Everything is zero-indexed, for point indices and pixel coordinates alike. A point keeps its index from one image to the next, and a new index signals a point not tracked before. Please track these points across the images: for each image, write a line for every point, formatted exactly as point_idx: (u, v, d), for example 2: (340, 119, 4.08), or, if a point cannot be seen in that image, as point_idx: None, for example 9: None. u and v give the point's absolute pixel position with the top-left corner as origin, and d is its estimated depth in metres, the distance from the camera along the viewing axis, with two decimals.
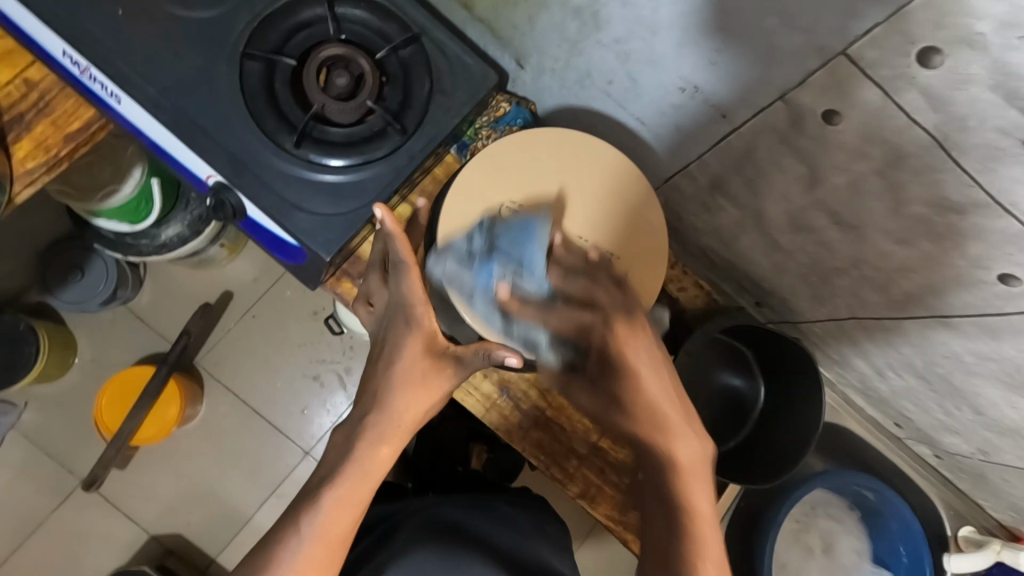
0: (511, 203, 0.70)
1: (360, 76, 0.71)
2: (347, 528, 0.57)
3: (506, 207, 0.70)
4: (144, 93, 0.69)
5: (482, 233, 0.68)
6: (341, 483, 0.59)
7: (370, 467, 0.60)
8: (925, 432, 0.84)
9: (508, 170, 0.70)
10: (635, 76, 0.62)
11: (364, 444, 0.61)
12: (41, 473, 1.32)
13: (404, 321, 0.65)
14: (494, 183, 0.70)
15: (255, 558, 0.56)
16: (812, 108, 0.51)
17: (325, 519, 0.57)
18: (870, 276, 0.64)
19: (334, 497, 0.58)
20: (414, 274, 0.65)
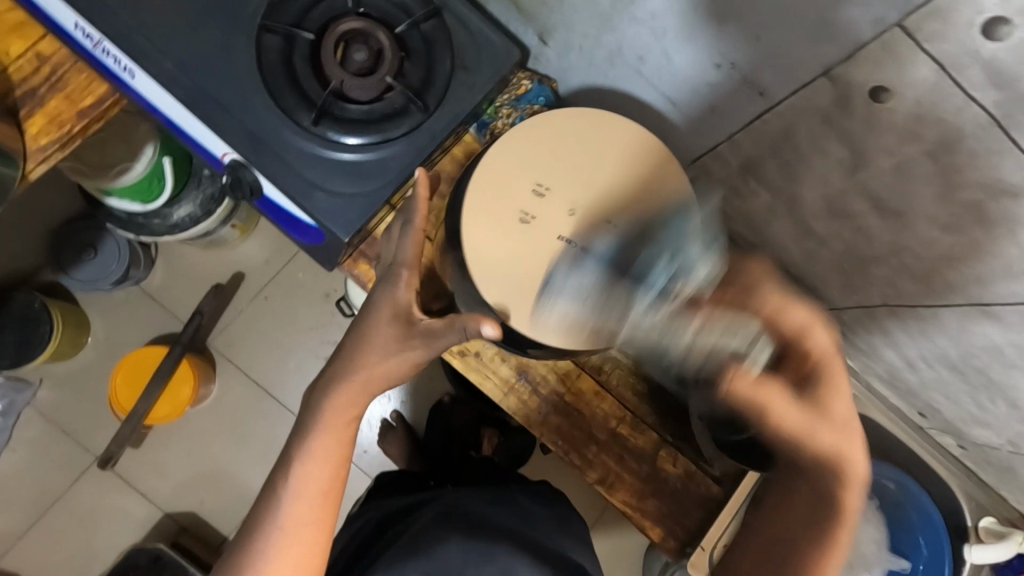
0: (539, 185, 0.68)
1: (380, 51, 0.69)
2: (326, 479, 0.61)
3: (533, 189, 0.68)
4: (160, 68, 0.67)
5: (518, 220, 0.67)
6: (309, 444, 0.62)
7: (337, 419, 0.63)
8: (953, 423, 0.83)
9: (535, 152, 0.69)
10: (669, 52, 0.59)
11: (329, 400, 0.63)
12: (57, 450, 1.34)
13: (388, 278, 0.66)
14: (523, 166, 0.68)
15: (256, 512, 0.62)
16: (861, 84, 0.49)
17: (306, 472, 0.61)
18: (909, 265, 0.62)
19: (308, 453, 0.62)
20: (415, 238, 0.65)
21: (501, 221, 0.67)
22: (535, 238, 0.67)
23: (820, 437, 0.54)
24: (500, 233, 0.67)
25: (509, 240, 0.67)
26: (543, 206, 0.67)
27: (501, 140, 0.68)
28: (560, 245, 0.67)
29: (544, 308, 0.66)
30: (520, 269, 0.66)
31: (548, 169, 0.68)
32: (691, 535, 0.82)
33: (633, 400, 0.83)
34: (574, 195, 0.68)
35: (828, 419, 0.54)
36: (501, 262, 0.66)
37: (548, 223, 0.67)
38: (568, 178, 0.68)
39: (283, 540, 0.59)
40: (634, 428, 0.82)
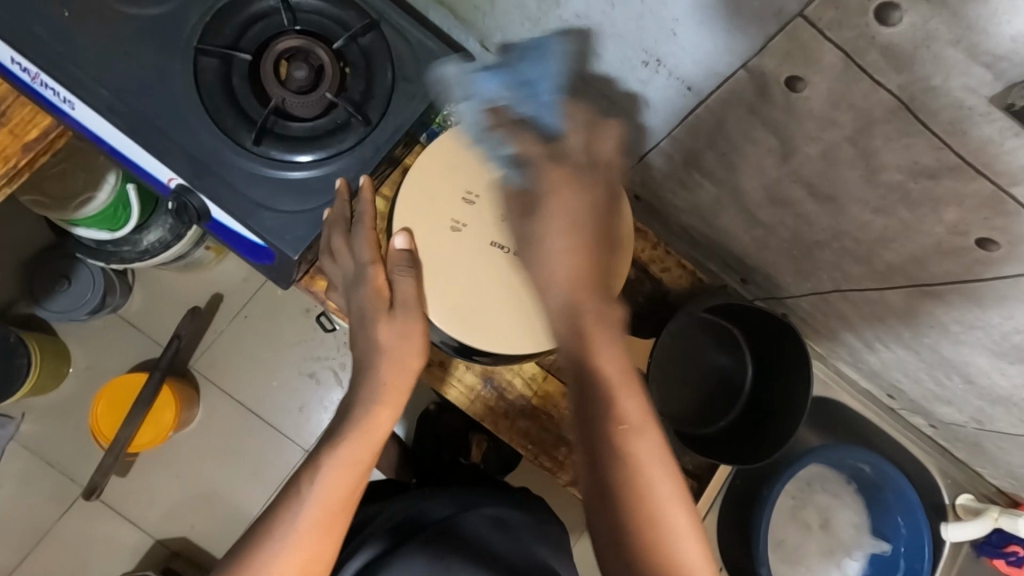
0: (468, 193, 0.70)
1: (320, 68, 0.69)
2: (349, 488, 0.60)
3: (463, 197, 0.70)
4: (97, 97, 0.67)
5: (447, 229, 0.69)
6: (340, 452, 0.61)
7: (373, 427, 0.63)
8: (918, 402, 0.82)
9: (460, 163, 0.70)
10: (598, 51, 0.60)
11: (365, 414, 0.63)
12: (43, 484, 1.33)
13: (356, 283, 0.66)
14: (450, 176, 0.70)
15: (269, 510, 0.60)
16: (776, 75, 0.49)
17: (331, 477, 0.60)
18: (852, 248, 0.62)
19: (337, 459, 0.60)
20: (368, 238, 0.67)
21: (431, 232, 0.69)
22: (469, 245, 0.69)
23: (573, 280, 0.48)
24: (433, 245, 0.69)
25: (445, 251, 0.69)
26: (475, 213, 0.70)
27: (424, 154, 0.70)
28: (496, 253, 0.69)
29: (485, 315, 0.68)
30: (456, 277, 0.69)
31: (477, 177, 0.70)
32: None
33: None
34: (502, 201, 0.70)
35: (565, 243, 0.49)
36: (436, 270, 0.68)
37: (481, 230, 0.69)
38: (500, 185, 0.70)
39: (292, 548, 0.57)
40: None
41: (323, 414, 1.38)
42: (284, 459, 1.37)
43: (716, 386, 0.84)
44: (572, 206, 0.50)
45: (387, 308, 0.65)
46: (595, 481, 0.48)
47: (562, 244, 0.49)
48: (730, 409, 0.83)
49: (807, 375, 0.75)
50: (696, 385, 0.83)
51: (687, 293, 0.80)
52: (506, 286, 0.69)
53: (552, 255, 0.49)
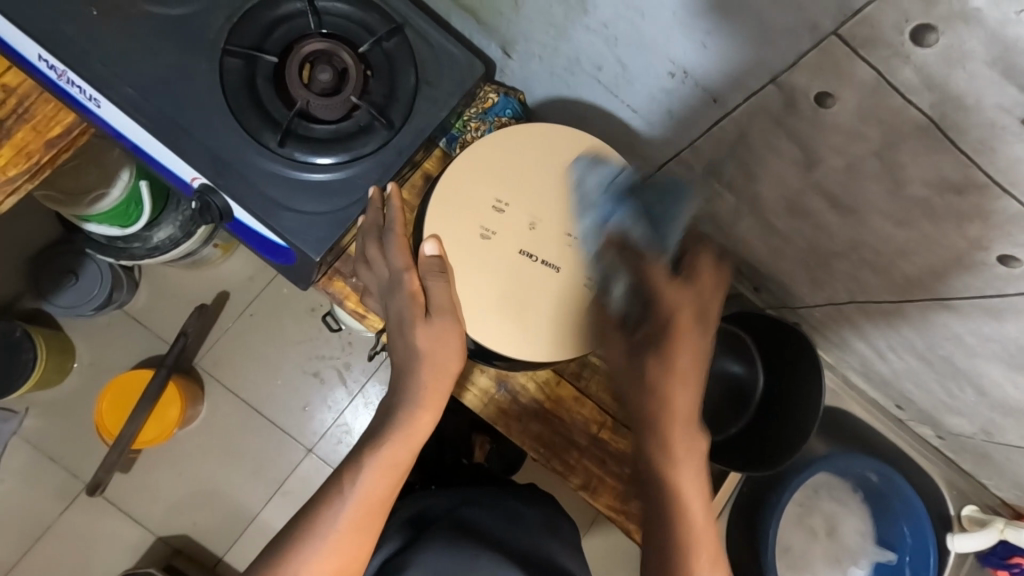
0: (499, 201, 0.69)
1: (344, 70, 0.70)
2: (387, 490, 0.63)
3: (494, 205, 0.69)
4: (122, 95, 0.67)
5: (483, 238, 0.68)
6: (382, 453, 0.63)
7: (413, 432, 0.65)
8: (927, 412, 0.83)
9: (494, 170, 0.69)
10: (624, 61, 0.61)
11: (405, 420, 0.65)
12: (46, 479, 1.33)
13: (394, 290, 0.67)
14: (483, 183, 0.69)
15: (307, 511, 0.62)
16: (805, 89, 0.50)
17: (369, 480, 0.62)
18: (870, 260, 0.63)
19: (375, 462, 0.63)
20: (400, 242, 0.67)
21: (462, 239, 0.68)
22: (499, 254, 0.68)
23: (675, 382, 0.58)
24: (464, 253, 0.68)
25: (475, 259, 0.68)
26: (504, 220, 0.69)
27: (458, 160, 0.69)
28: (523, 261, 0.69)
29: (513, 325, 0.68)
30: (484, 285, 0.68)
31: (508, 185, 0.69)
32: None
33: (614, 403, 0.84)
34: (532, 211, 0.69)
35: (686, 353, 0.58)
36: (466, 277, 0.68)
37: (510, 239, 0.69)
38: (529, 193, 0.70)
39: (329, 548, 0.59)
40: (615, 432, 0.83)
41: (327, 413, 1.38)
42: (287, 457, 1.37)
43: (727, 393, 0.83)
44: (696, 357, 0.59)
45: (424, 314, 0.65)
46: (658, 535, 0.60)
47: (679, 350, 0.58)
48: (738, 416, 0.83)
49: (817, 384, 0.77)
50: (707, 392, 0.83)
51: None
52: (533, 296, 0.68)
53: (676, 380, 0.58)
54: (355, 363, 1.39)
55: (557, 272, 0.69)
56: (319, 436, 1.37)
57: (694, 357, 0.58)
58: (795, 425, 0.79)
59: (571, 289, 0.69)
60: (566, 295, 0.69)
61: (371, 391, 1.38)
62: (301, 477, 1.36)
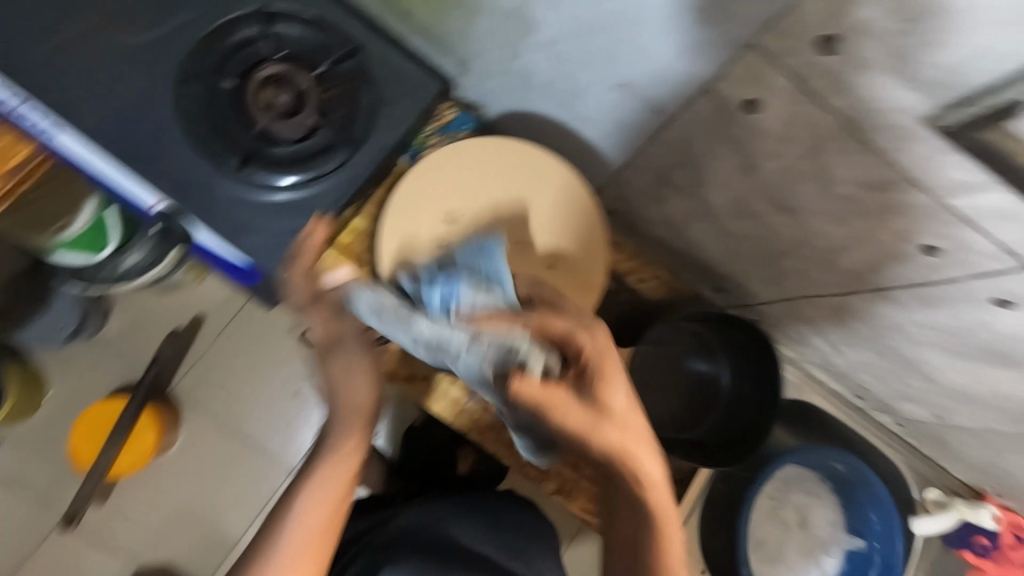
0: (452, 216, 0.72)
1: (302, 93, 0.72)
2: (324, 520, 0.60)
3: (446, 221, 0.72)
4: (81, 122, 0.68)
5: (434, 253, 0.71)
6: (312, 483, 0.61)
7: (342, 453, 0.63)
8: (884, 401, 0.86)
9: (446, 182, 0.73)
10: (571, 75, 0.63)
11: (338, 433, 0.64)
12: (18, 514, 1.30)
13: None
14: (436, 201, 0.72)
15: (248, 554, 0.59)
16: (736, 98, 0.53)
17: (304, 511, 0.60)
18: (815, 256, 0.65)
19: (307, 493, 0.60)
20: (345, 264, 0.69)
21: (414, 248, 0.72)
22: None
23: (623, 444, 0.51)
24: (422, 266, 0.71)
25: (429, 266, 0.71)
26: (458, 234, 0.72)
27: (413, 171, 0.72)
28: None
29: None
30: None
31: (463, 197, 0.73)
32: None
33: None
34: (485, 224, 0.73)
35: (624, 406, 0.50)
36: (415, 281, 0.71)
37: None
38: (483, 207, 0.73)
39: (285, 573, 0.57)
40: None
41: (308, 432, 1.38)
42: (267, 480, 1.36)
43: (692, 390, 0.87)
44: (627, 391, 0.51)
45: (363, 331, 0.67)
46: None
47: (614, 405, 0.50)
48: (707, 415, 0.87)
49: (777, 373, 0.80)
50: (676, 390, 0.87)
51: (668, 303, 0.83)
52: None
53: (616, 411, 0.50)
54: None
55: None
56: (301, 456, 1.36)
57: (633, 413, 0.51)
58: (756, 418, 0.82)
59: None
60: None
61: None
62: None
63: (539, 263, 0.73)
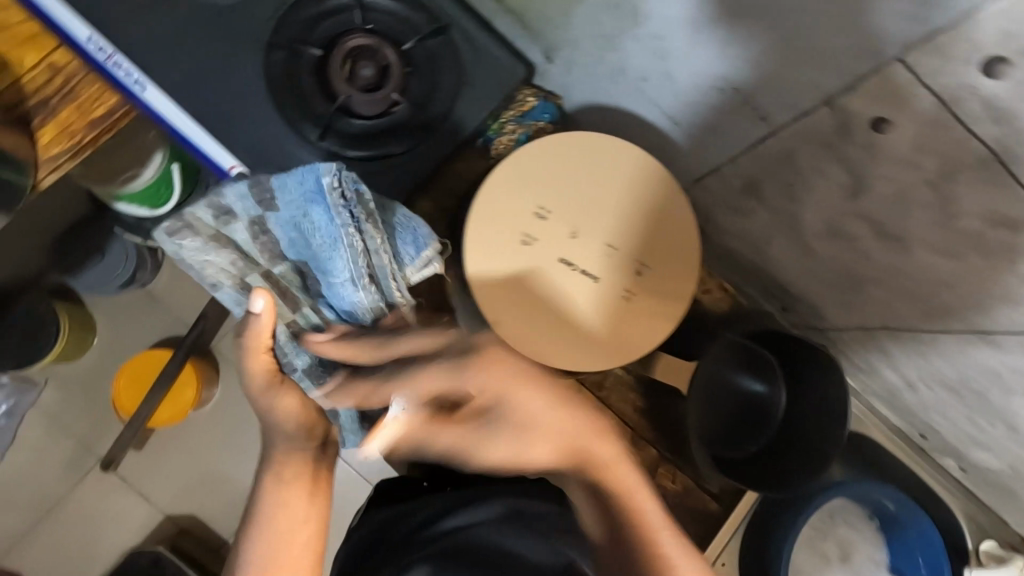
0: (539, 209, 0.69)
1: (386, 67, 0.70)
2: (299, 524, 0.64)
3: (534, 213, 0.69)
4: (168, 80, 0.68)
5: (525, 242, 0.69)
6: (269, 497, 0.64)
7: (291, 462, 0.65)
8: (952, 445, 0.81)
9: (538, 176, 0.69)
10: (671, 72, 0.60)
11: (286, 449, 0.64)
12: (60, 451, 1.35)
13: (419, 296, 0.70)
14: (523, 192, 0.69)
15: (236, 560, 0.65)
16: (861, 114, 0.49)
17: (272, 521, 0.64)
18: (909, 288, 0.61)
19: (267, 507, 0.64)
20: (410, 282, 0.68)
21: (501, 244, 0.69)
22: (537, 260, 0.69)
23: (553, 424, 0.62)
24: (508, 259, 0.69)
25: (512, 265, 0.69)
26: (545, 229, 0.69)
27: (503, 163, 0.69)
28: (563, 269, 0.69)
29: (545, 333, 0.69)
30: (519, 292, 0.69)
31: (553, 192, 0.69)
32: None
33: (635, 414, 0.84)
34: (575, 220, 0.69)
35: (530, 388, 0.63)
36: (498, 281, 0.69)
37: (552, 247, 0.69)
38: (572, 201, 0.69)
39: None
40: (633, 445, 0.84)
41: None
42: None
43: (748, 411, 0.82)
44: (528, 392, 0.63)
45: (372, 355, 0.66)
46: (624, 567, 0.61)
47: (515, 388, 0.62)
48: (756, 437, 0.81)
49: (840, 393, 0.75)
50: (729, 407, 0.81)
51: (724, 316, 0.84)
52: (568, 305, 0.69)
53: (525, 398, 0.62)
54: None
55: (593, 281, 0.70)
56: None
57: (538, 397, 0.62)
58: (816, 442, 0.77)
59: (607, 299, 0.70)
60: (602, 305, 0.70)
61: None
62: None
63: (627, 267, 0.70)
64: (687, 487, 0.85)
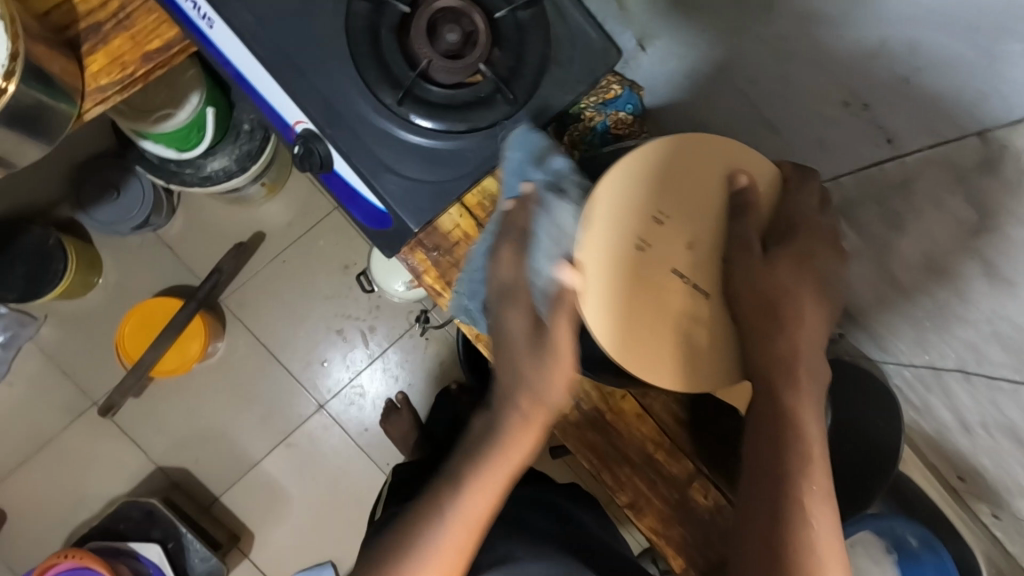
0: (658, 211, 0.59)
1: (472, 34, 0.65)
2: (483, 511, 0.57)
3: (653, 216, 0.59)
4: (244, 21, 0.64)
5: (643, 246, 0.59)
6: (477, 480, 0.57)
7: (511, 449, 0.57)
8: (996, 492, 0.79)
9: (669, 171, 0.59)
10: (788, 77, 0.58)
11: (506, 427, 0.57)
12: (55, 389, 1.30)
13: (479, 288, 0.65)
14: (640, 189, 0.59)
15: (403, 527, 0.57)
16: (1016, 151, 0.44)
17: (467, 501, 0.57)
18: (1005, 336, 0.57)
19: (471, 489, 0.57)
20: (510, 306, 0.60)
21: (609, 248, 0.58)
22: (646, 271, 0.59)
23: (798, 353, 0.54)
24: (613, 265, 0.58)
25: (618, 272, 0.58)
26: (661, 234, 0.59)
27: (622, 161, 0.59)
28: (671, 279, 0.59)
29: (649, 350, 0.59)
30: (626, 306, 0.58)
31: (670, 193, 0.59)
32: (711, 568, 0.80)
33: (674, 424, 0.81)
34: (695, 228, 0.59)
35: (811, 304, 0.55)
36: (604, 291, 0.58)
37: (666, 255, 0.59)
38: (692, 206, 0.59)
39: (434, 568, 0.55)
40: (670, 455, 0.81)
41: (344, 371, 1.35)
42: (296, 410, 1.35)
43: None
44: (812, 291, 0.55)
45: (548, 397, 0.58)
46: (761, 541, 0.51)
47: (780, 294, 0.55)
48: None
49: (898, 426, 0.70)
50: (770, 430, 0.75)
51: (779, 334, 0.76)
52: (671, 326, 0.59)
53: (796, 307, 0.55)
54: (380, 327, 1.35)
55: (703, 296, 0.59)
56: (332, 395, 1.34)
57: (812, 321, 0.55)
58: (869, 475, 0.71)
59: (717, 320, 0.59)
60: (710, 325, 0.59)
61: (390, 358, 1.36)
62: (308, 431, 1.34)
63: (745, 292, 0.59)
64: (720, 505, 0.80)
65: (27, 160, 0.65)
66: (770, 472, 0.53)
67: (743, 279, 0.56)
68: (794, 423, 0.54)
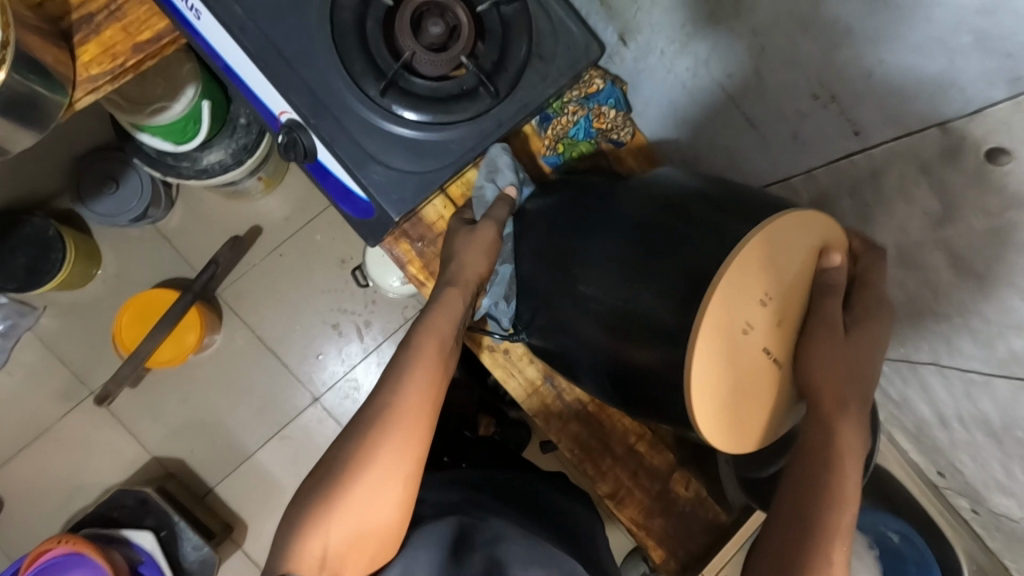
0: (766, 295, 0.50)
1: (455, 27, 0.66)
2: (425, 400, 0.61)
3: (761, 298, 0.50)
4: (230, 13, 0.65)
5: (749, 329, 0.50)
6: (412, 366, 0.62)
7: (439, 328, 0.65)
8: (974, 487, 0.80)
9: (782, 241, 0.50)
10: (762, 72, 0.58)
11: (436, 306, 0.66)
12: (53, 379, 1.32)
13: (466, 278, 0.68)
14: (759, 273, 0.50)
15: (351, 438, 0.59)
16: (975, 141, 0.46)
17: (409, 389, 0.60)
18: (977, 329, 0.58)
19: (408, 379, 0.61)
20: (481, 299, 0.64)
21: (721, 329, 0.49)
22: (745, 354, 0.50)
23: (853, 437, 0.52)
24: (717, 341, 0.48)
25: (720, 357, 0.49)
26: (762, 317, 0.50)
27: (752, 239, 0.49)
28: (761, 359, 0.51)
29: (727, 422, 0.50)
30: (718, 381, 0.49)
31: (776, 272, 0.51)
32: (691, 560, 0.81)
33: None
34: (789, 313, 0.52)
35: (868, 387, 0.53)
36: (705, 369, 0.48)
37: (761, 336, 0.51)
38: (791, 285, 0.52)
39: (388, 456, 0.58)
40: (652, 447, 0.82)
41: (339, 365, 1.36)
42: (291, 403, 1.36)
43: None
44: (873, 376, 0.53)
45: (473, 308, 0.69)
46: None
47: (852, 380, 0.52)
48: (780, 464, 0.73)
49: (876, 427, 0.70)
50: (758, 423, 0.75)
51: None
52: (753, 404, 0.51)
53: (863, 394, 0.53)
54: (375, 321, 1.37)
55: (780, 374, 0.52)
56: (327, 388, 1.36)
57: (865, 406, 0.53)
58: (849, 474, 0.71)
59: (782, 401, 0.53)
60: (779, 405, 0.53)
61: (385, 352, 1.37)
62: (302, 423, 1.35)
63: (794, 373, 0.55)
64: (700, 496, 0.81)
65: (20, 148, 0.67)
66: (794, 543, 0.50)
67: (831, 362, 0.51)
68: (838, 490, 0.51)
